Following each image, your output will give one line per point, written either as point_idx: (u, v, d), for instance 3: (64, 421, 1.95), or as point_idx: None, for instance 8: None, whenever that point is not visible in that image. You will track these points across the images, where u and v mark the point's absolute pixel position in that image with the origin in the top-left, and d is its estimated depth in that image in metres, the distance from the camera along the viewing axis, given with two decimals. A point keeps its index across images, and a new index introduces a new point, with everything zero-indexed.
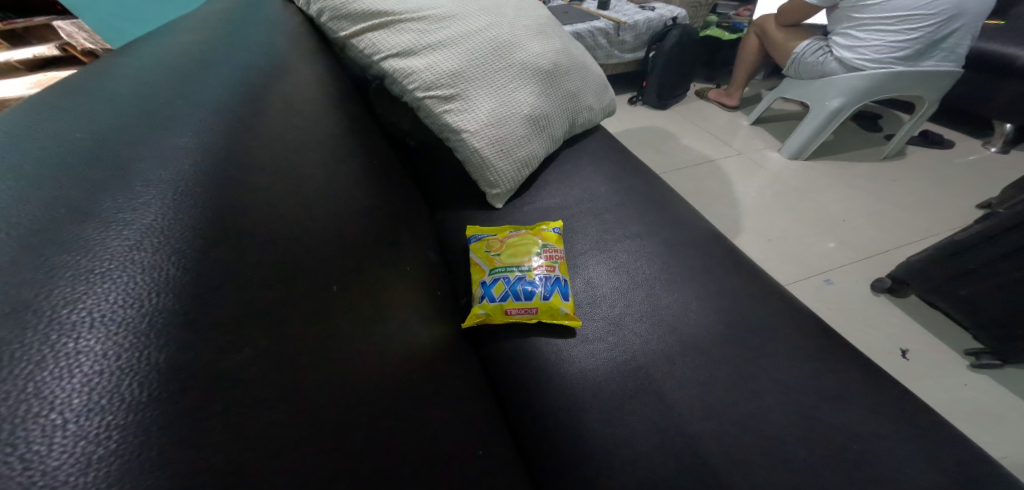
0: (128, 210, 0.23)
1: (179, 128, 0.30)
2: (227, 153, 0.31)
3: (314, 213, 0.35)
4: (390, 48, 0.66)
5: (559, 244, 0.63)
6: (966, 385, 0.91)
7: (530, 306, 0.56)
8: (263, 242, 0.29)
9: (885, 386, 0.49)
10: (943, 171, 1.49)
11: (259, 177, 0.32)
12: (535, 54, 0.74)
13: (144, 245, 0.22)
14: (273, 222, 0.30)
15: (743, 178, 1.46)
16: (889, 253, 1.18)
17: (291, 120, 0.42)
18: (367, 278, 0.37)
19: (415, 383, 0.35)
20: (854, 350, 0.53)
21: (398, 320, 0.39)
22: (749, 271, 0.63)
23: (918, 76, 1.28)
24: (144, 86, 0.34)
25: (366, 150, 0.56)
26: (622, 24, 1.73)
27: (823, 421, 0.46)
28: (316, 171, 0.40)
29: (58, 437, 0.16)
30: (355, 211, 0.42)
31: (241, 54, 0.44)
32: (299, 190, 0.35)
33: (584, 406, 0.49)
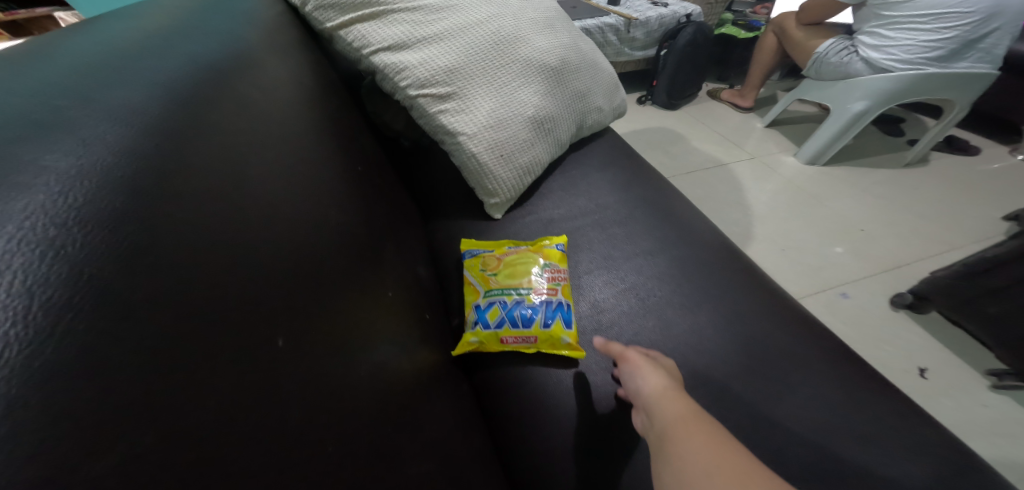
0: None
1: (67, 148, 0.24)
2: (133, 179, 0.25)
3: (260, 240, 0.30)
4: (381, 41, 0.61)
5: (562, 263, 0.57)
6: (985, 406, 0.84)
7: (528, 334, 0.51)
8: (175, 287, 0.23)
9: (926, 434, 0.43)
10: (968, 179, 1.40)
11: (176, 208, 0.26)
12: (541, 49, 0.68)
13: None
14: (197, 259, 0.25)
15: (755, 183, 1.39)
16: (911, 266, 1.10)
17: (249, 125, 0.36)
18: (327, 316, 0.31)
19: (383, 442, 0.30)
20: (888, 389, 0.47)
21: (368, 362, 0.33)
22: (771, 294, 0.56)
23: (951, 78, 1.21)
24: (58, 84, 0.29)
25: (348, 153, 0.51)
26: (634, 20, 1.67)
27: (854, 475, 0.39)
28: (273, 186, 0.34)
29: None
30: (322, 231, 0.36)
31: (198, 48, 0.39)
32: (243, 213, 0.30)
33: (583, 447, 0.43)
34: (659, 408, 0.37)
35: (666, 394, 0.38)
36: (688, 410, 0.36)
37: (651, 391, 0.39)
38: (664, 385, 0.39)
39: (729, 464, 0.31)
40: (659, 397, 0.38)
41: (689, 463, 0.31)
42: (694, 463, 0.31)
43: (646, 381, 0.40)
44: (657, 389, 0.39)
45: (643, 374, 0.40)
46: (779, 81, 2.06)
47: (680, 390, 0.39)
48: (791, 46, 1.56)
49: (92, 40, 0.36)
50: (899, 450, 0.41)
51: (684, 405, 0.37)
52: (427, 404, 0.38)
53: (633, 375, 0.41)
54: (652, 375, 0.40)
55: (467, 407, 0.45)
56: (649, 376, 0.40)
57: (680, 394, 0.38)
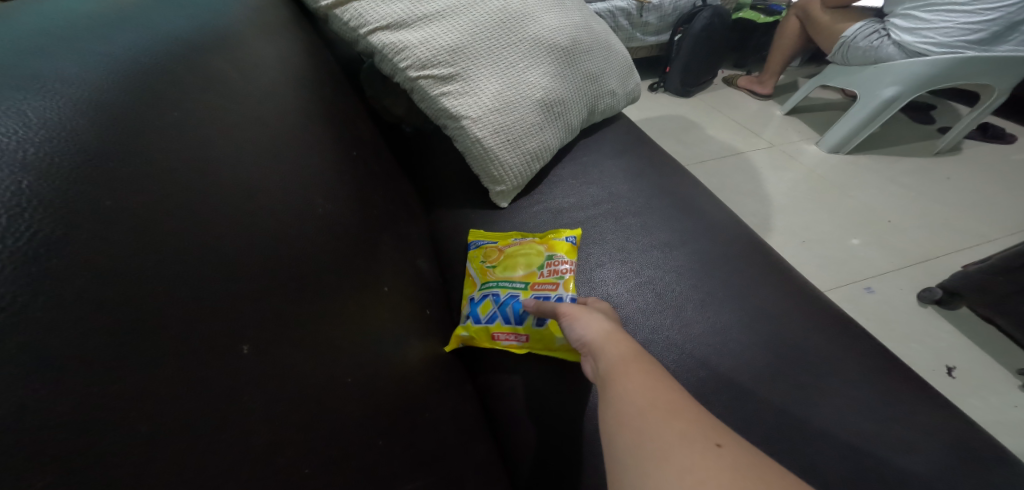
0: None
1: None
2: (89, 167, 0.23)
3: (232, 233, 0.27)
4: (379, 19, 0.57)
5: (569, 255, 0.53)
6: (1018, 407, 0.79)
7: (520, 331, 0.47)
8: (133, 287, 0.21)
9: (966, 445, 0.39)
10: (1003, 169, 1.33)
11: (115, 203, 0.23)
12: (551, 27, 0.63)
13: None
14: (156, 254, 0.23)
15: (774, 172, 1.33)
16: (941, 260, 1.04)
17: (227, 108, 0.33)
18: (308, 317, 0.29)
19: (372, 454, 0.27)
20: (925, 398, 0.43)
21: (355, 364, 0.30)
22: (797, 289, 0.52)
23: (990, 62, 1.14)
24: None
25: (342, 137, 0.47)
26: (647, 3, 1.60)
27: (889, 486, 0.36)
28: (246, 173, 0.31)
29: None
30: (306, 220, 0.33)
31: (170, 22, 0.36)
32: (214, 204, 0.27)
33: (593, 452, 0.40)
34: (601, 353, 0.34)
35: (607, 340, 0.35)
36: (630, 352, 0.33)
37: (592, 337, 0.36)
38: (607, 329, 0.36)
39: (662, 398, 0.28)
40: (601, 343, 0.35)
41: (622, 401, 0.28)
42: (628, 401, 0.28)
43: (588, 328, 0.37)
44: (601, 334, 0.36)
45: (586, 321, 0.37)
46: (799, 67, 1.97)
47: (625, 334, 0.36)
48: (818, 32, 1.49)
49: (53, 12, 0.33)
50: (935, 458, 0.38)
51: (627, 348, 0.33)
52: (420, 407, 0.34)
53: (574, 325, 0.38)
54: (593, 321, 0.37)
55: (467, 407, 0.41)
56: (592, 323, 0.37)
57: (622, 338, 0.35)
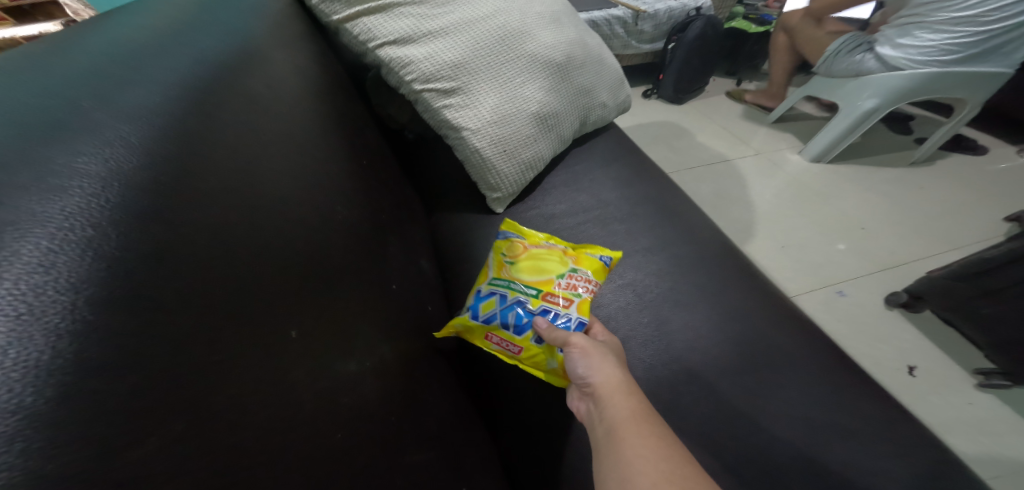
0: (36, 231, 0.20)
1: (79, 146, 0.24)
2: (168, 169, 0.27)
3: (275, 232, 0.32)
4: (386, 34, 0.61)
5: (594, 275, 0.52)
6: (971, 404, 0.86)
7: (514, 342, 0.48)
8: (211, 272, 0.26)
9: (895, 427, 0.45)
10: (973, 179, 1.40)
11: (188, 209, 0.27)
12: (546, 45, 0.68)
13: (40, 285, 0.19)
14: (222, 246, 0.27)
15: (760, 180, 1.38)
16: (910, 266, 1.10)
17: (262, 120, 0.38)
18: (335, 306, 0.34)
19: (391, 426, 0.32)
20: (865, 386, 0.49)
21: (372, 350, 0.35)
22: (764, 291, 0.58)
23: (962, 76, 1.20)
24: (72, 74, 0.30)
25: (354, 146, 0.52)
26: (642, 12, 1.65)
27: (829, 464, 0.41)
28: (279, 182, 0.35)
29: None
30: (328, 222, 0.38)
31: (205, 42, 0.40)
32: (259, 206, 0.32)
33: (580, 434, 0.46)
34: (608, 404, 0.37)
35: (614, 391, 0.37)
36: (638, 408, 0.36)
37: (602, 386, 0.38)
38: (614, 378, 0.38)
39: (673, 470, 0.31)
40: (608, 393, 0.37)
41: (630, 467, 0.32)
42: (640, 470, 0.31)
43: (598, 375, 0.39)
44: (610, 384, 0.38)
45: (596, 367, 0.40)
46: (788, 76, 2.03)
47: (632, 384, 0.38)
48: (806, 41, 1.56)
49: (103, 30, 0.36)
50: (870, 440, 0.43)
51: (635, 403, 0.36)
52: (427, 393, 0.39)
53: (582, 365, 0.40)
54: (604, 368, 0.39)
55: (467, 394, 0.46)
56: (602, 371, 0.39)
57: (630, 389, 0.38)
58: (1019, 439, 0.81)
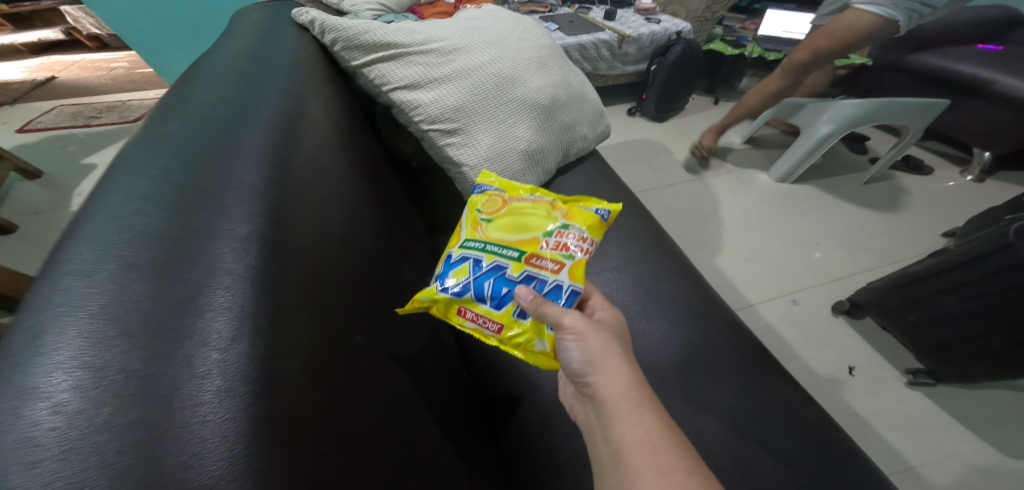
0: (222, 263, 0.30)
1: (230, 212, 0.33)
2: (279, 209, 0.37)
3: (339, 256, 0.42)
4: (399, 80, 0.73)
5: (588, 232, 0.52)
6: (901, 400, 0.99)
7: (493, 318, 0.49)
8: (313, 287, 0.36)
9: (804, 412, 0.57)
10: (919, 198, 1.55)
11: (295, 243, 0.36)
12: (535, 89, 0.79)
13: (233, 298, 0.28)
14: (314, 265, 0.37)
15: (730, 197, 1.52)
16: (856, 277, 1.24)
17: (317, 163, 0.48)
18: (376, 317, 0.44)
19: (416, 410, 0.43)
20: (785, 380, 0.61)
21: (400, 353, 0.46)
22: (711, 303, 0.70)
23: (903, 106, 1.35)
24: (194, 134, 0.39)
25: (374, 182, 0.62)
26: (626, 37, 1.77)
27: (749, 441, 0.53)
28: (337, 218, 0.45)
29: (208, 445, 0.23)
30: (367, 249, 0.48)
31: (263, 98, 0.49)
32: (329, 235, 0.42)
33: (558, 418, 0.57)
34: (617, 421, 0.40)
35: (622, 405, 0.40)
36: (646, 424, 0.39)
37: (610, 397, 0.41)
38: (622, 390, 0.41)
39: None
40: (619, 411, 0.40)
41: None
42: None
43: (605, 383, 0.41)
44: (616, 394, 0.41)
45: (603, 377, 0.41)
46: None
47: (637, 389, 0.41)
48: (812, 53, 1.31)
49: (190, 97, 0.46)
50: (783, 422, 0.56)
51: (647, 422, 0.39)
52: (435, 388, 0.50)
53: (591, 373, 0.42)
54: (612, 380, 0.41)
55: (460, 388, 0.58)
56: (609, 381, 0.41)
57: (640, 405, 0.40)
58: (937, 428, 0.95)
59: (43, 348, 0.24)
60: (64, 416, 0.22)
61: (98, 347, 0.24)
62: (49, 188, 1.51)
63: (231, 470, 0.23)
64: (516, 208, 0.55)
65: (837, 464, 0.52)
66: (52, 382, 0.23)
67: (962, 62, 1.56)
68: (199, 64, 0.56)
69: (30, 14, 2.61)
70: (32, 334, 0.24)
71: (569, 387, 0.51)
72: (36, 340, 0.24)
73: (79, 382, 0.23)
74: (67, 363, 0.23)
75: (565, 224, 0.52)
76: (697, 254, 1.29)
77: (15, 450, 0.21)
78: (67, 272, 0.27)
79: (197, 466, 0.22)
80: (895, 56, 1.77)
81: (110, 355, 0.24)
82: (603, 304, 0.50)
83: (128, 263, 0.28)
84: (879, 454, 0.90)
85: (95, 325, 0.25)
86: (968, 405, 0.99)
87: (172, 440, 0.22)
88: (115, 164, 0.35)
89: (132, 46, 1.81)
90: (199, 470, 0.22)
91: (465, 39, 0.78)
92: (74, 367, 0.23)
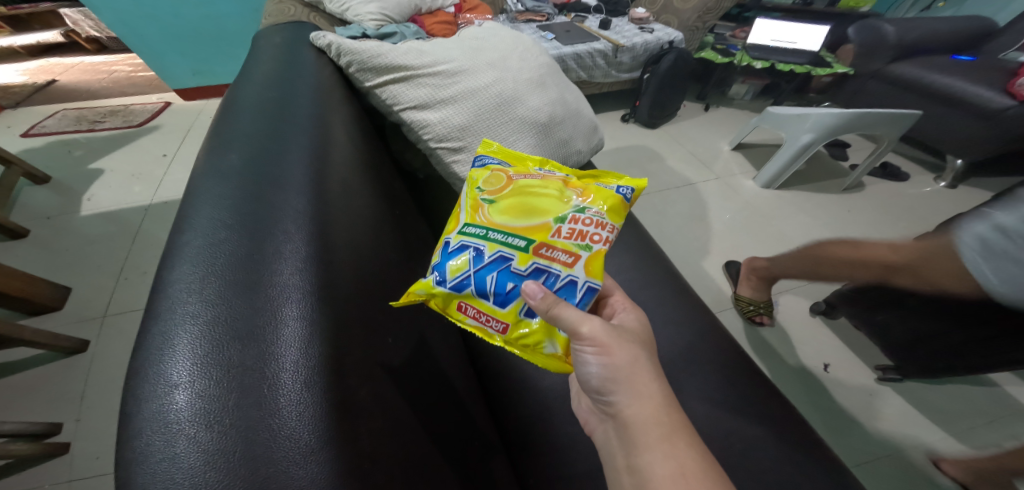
0: (287, 283, 0.37)
1: (288, 237, 0.41)
2: (326, 231, 0.44)
3: (373, 269, 0.49)
4: (408, 101, 0.79)
5: (610, 216, 0.54)
6: (871, 395, 1.08)
7: (499, 317, 0.51)
8: (357, 296, 0.43)
9: (770, 402, 0.66)
10: (895, 204, 1.64)
11: (339, 259, 0.43)
12: (534, 108, 0.85)
13: (298, 310, 0.36)
14: (355, 279, 0.44)
15: (718, 202, 1.59)
16: (832, 279, 1.33)
17: (351, 186, 0.55)
18: (404, 324, 0.51)
19: (437, 405, 0.50)
20: (756, 374, 0.69)
21: (426, 354, 0.54)
22: (692, 305, 0.78)
23: (878, 117, 1.43)
24: (249, 167, 0.46)
25: (392, 197, 0.69)
26: (621, 46, 1.84)
27: (722, 426, 0.62)
28: (369, 235, 0.52)
29: (292, 422, 0.31)
30: (392, 261, 0.55)
31: (296, 123, 0.56)
32: (364, 251, 0.49)
33: (557, 408, 0.65)
34: (646, 450, 0.45)
35: (653, 431, 0.45)
36: (678, 456, 0.44)
37: (640, 422, 0.46)
38: (651, 419, 0.45)
39: None
40: (649, 438, 0.45)
41: None
42: None
43: (634, 406, 0.46)
44: (641, 414, 0.46)
45: (635, 402, 0.46)
46: (749, 101, 2.34)
47: (667, 414, 0.46)
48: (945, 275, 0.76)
49: (236, 129, 0.52)
50: (753, 411, 0.64)
51: (680, 454, 0.44)
52: (454, 385, 0.57)
53: (619, 396, 0.47)
54: (642, 408, 0.46)
55: (472, 385, 0.65)
56: (641, 405, 0.46)
57: (671, 434, 0.45)
58: (902, 420, 1.04)
59: (170, 350, 0.32)
60: (190, 399, 0.31)
61: (207, 350, 0.33)
62: (58, 193, 1.54)
63: (310, 441, 0.31)
64: (521, 189, 0.55)
65: (802, 449, 0.60)
66: (180, 376, 0.31)
67: (936, 73, 1.64)
68: (233, 94, 0.62)
69: (29, 16, 2.54)
70: (157, 340, 0.33)
71: (585, 402, 0.56)
72: (162, 345, 0.33)
73: (197, 376, 0.31)
74: (185, 360, 0.32)
75: (577, 209, 0.53)
76: (686, 257, 1.37)
77: (164, 422, 0.30)
78: (176, 293, 0.35)
79: (286, 437, 0.30)
80: (875, 65, 1.85)
81: (217, 355, 0.33)
82: (627, 308, 0.55)
83: (219, 284, 0.36)
84: (850, 445, 0.99)
85: (201, 333, 0.33)
86: (932, 397, 1.08)
87: (267, 417, 0.31)
88: (191, 200, 0.43)
89: (135, 50, 1.83)
90: (288, 439, 0.30)
91: (469, 60, 0.83)
92: (191, 364, 0.32)
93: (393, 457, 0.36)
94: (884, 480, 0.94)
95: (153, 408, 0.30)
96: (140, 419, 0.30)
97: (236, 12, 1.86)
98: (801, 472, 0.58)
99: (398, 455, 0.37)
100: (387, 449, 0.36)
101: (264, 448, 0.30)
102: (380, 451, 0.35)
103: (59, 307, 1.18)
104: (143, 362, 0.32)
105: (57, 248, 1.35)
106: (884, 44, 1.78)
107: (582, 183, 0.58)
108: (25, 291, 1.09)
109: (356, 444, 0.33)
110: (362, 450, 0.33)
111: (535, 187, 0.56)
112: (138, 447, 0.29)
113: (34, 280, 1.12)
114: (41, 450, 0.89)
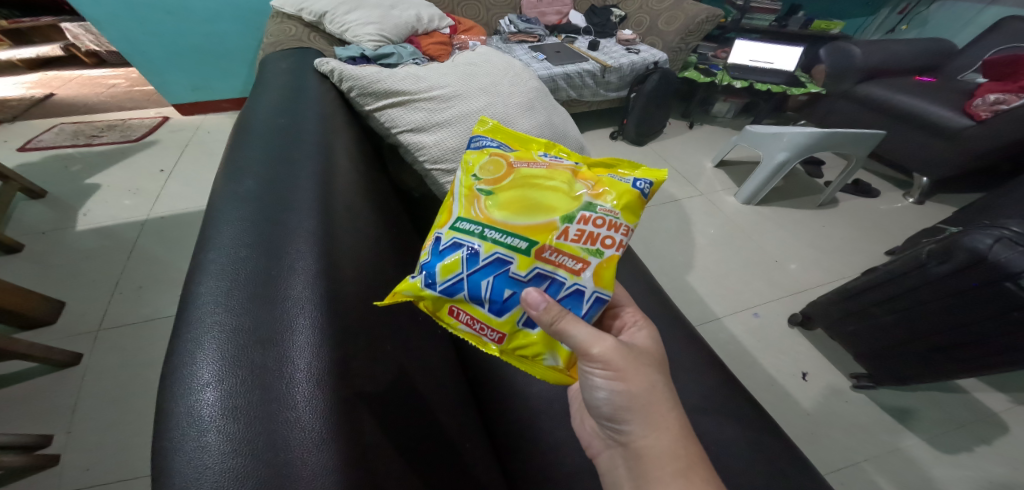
0: (299, 296, 0.42)
1: (300, 257, 0.45)
2: (336, 256, 0.48)
3: (377, 292, 0.53)
4: (406, 124, 0.85)
5: (629, 219, 0.57)
6: (847, 401, 1.14)
7: (498, 328, 0.55)
8: (364, 316, 0.47)
9: (747, 408, 0.71)
10: (866, 219, 1.72)
11: (347, 283, 0.48)
12: (522, 131, 0.90)
13: (309, 321, 0.41)
14: (363, 302, 0.48)
15: (700, 218, 1.66)
16: (807, 291, 1.40)
17: (357, 210, 0.59)
18: (405, 341, 0.55)
19: (440, 416, 0.54)
20: (731, 382, 0.75)
21: (427, 369, 0.57)
22: (672, 317, 0.83)
23: (847, 136, 1.51)
24: (266, 199, 0.50)
25: (391, 217, 0.74)
26: (608, 67, 1.92)
27: (705, 433, 0.67)
28: (374, 259, 0.56)
29: (306, 419, 0.36)
30: (393, 280, 0.59)
31: (306, 149, 0.60)
32: (369, 275, 0.53)
33: (549, 418, 0.69)
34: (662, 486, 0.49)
35: (668, 466, 0.49)
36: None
37: (654, 451, 0.50)
38: (664, 452, 0.50)
39: None
40: (664, 473, 0.49)
41: None
42: None
43: (649, 437, 0.51)
44: (651, 442, 0.51)
45: (650, 433, 0.51)
46: (730, 119, 2.44)
47: (684, 448, 0.50)
48: None
49: (251, 157, 0.56)
50: (733, 417, 0.69)
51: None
52: (455, 397, 0.61)
53: (634, 426, 0.52)
54: (657, 439, 0.50)
55: (469, 397, 0.69)
56: (657, 436, 0.50)
57: (687, 470, 0.49)
58: (879, 427, 1.09)
59: (197, 356, 0.37)
60: (217, 396, 0.35)
61: (231, 354, 0.37)
62: (53, 208, 1.56)
63: (322, 433, 0.36)
64: (525, 178, 0.59)
65: (781, 453, 0.65)
66: (207, 376, 0.36)
67: (902, 94, 1.75)
68: (242, 122, 0.66)
69: (29, 30, 2.55)
70: (186, 345, 0.38)
71: (589, 422, 0.60)
72: (192, 348, 0.38)
73: (222, 377, 0.36)
74: (211, 363, 0.37)
75: (586, 206, 0.56)
76: (670, 271, 1.43)
77: (195, 414, 0.35)
78: (201, 305, 0.40)
79: (302, 430, 0.35)
80: (844, 86, 1.96)
81: (239, 360, 0.37)
82: (633, 326, 0.60)
83: (238, 297, 0.41)
84: (830, 454, 1.03)
85: (225, 339, 0.38)
86: (904, 404, 1.14)
87: (285, 411, 0.36)
88: (212, 229, 0.47)
89: (135, 64, 1.87)
90: (303, 431, 0.35)
91: (463, 86, 0.89)
92: (216, 367, 0.37)
93: (391, 454, 0.41)
94: (859, 484, 0.99)
95: (186, 403, 0.35)
96: (172, 416, 0.35)
97: (235, 29, 1.91)
98: (780, 475, 0.62)
99: (397, 458, 0.41)
100: (389, 454, 0.40)
101: (283, 440, 0.35)
102: (381, 453, 0.40)
103: (52, 322, 1.19)
104: (174, 365, 0.37)
105: (51, 263, 1.36)
106: (852, 67, 1.89)
107: (592, 173, 0.61)
108: (15, 306, 1.10)
109: (361, 442, 0.38)
110: (365, 448, 0.38)
111: (541, 178, 0.59)
112: (172, 440, 0.34)
113: (26, 294, 1.13)
114: (31, 462, 0.90)
